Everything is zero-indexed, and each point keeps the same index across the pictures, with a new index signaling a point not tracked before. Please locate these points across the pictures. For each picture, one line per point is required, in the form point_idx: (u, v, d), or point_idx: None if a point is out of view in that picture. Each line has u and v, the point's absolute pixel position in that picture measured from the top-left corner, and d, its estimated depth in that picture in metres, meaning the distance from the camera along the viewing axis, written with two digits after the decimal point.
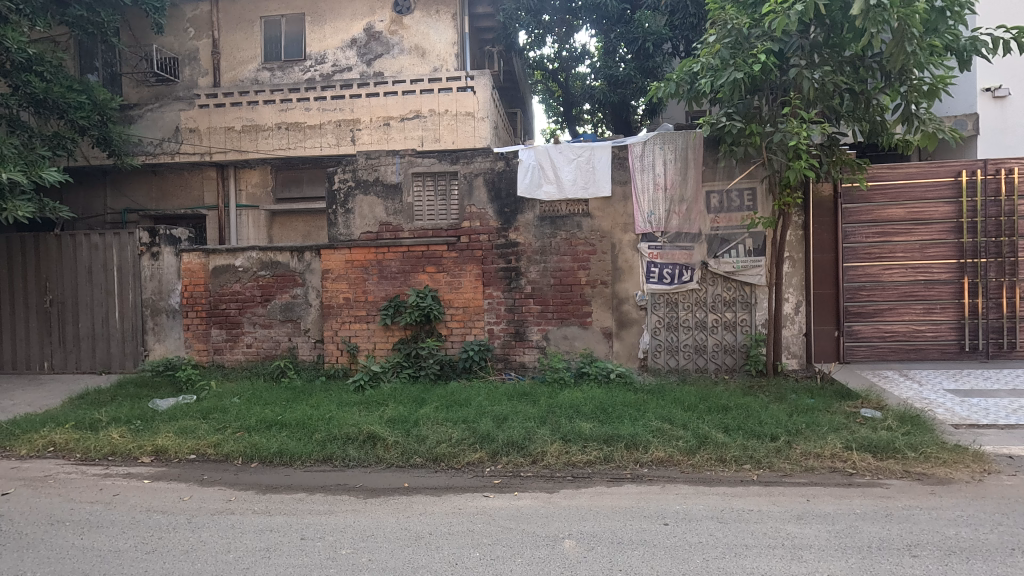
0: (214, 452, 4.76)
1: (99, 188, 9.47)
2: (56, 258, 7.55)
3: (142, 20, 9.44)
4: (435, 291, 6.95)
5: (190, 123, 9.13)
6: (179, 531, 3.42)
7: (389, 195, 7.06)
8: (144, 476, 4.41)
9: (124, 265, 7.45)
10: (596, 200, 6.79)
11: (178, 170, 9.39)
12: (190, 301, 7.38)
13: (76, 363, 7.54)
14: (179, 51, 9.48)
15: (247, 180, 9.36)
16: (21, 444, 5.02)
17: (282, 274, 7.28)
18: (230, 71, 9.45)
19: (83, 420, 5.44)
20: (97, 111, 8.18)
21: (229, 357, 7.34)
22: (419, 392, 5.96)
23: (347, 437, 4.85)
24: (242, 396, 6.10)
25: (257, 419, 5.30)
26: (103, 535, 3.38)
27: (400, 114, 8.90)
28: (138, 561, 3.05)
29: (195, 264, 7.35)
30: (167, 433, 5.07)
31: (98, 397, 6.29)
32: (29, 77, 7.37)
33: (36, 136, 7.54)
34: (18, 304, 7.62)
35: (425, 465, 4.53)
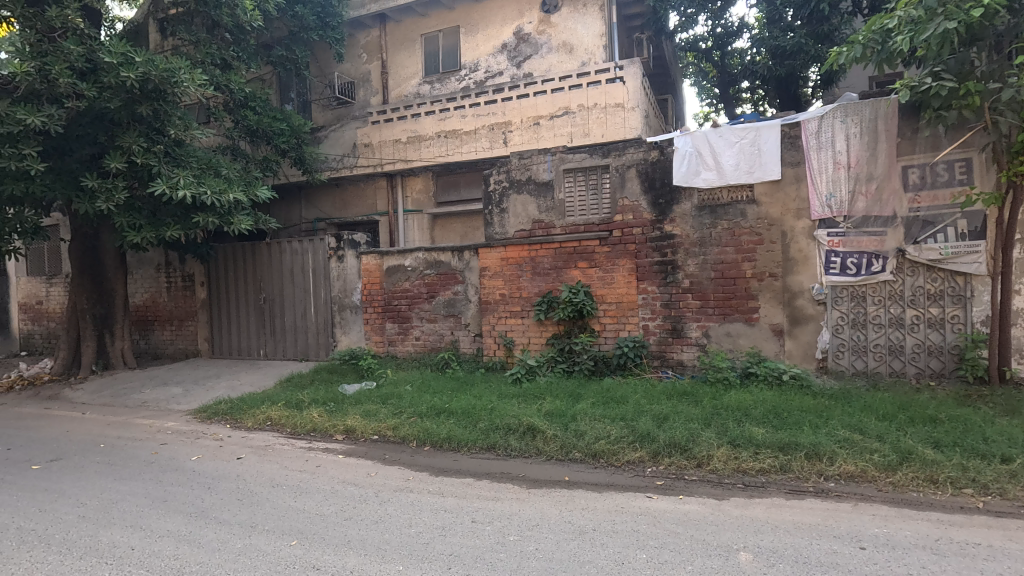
0: (393, 434, 5.28)
1: (296, 202, 10.96)
2: (268, 263, 8.97)
3: (326, 51, 10.76)
4: (588, 286, 6.93)
5: (365, 139, 10.22)
6: (369, 503, 3.84)
7: (541, 193, 7.20)
8: (339, 451, 5.04)
9: (318, 267, 8.59)
10: (763, 185, 6.21)
11: (356, 182, 10.50)
12: (369, 298, 8.28)
13: (283, 351, 8.88)
14: (355, 75, 10.65)
15: (412, 187, 10.17)
16: (248, 417, 6.06)
17: (446, 273, 7.82)
18: (397, 88, 10.38)
19: (291, 400, 6.38)
20: (294, 135, 9.48)
21: (401, 348, 8.08)
22: (575, 387, 6.01)
23: (508, 428, 5.06)
24: (413, 385, 6.68)
25: (427, 406, 5.77)
26: (310, 500, 3.93)
27: (549, 112, 9.03)
28: (338, 527, 3.48)
29: (372, 265, 8.23)
30: (355, 415, 5.75)
31: (301, 381, 7.34)
32: (246, 113, 8.84)
33: (251, 161, 9.10)
34: (242, 301, 9.23)
35: (585, 461, 4.54)
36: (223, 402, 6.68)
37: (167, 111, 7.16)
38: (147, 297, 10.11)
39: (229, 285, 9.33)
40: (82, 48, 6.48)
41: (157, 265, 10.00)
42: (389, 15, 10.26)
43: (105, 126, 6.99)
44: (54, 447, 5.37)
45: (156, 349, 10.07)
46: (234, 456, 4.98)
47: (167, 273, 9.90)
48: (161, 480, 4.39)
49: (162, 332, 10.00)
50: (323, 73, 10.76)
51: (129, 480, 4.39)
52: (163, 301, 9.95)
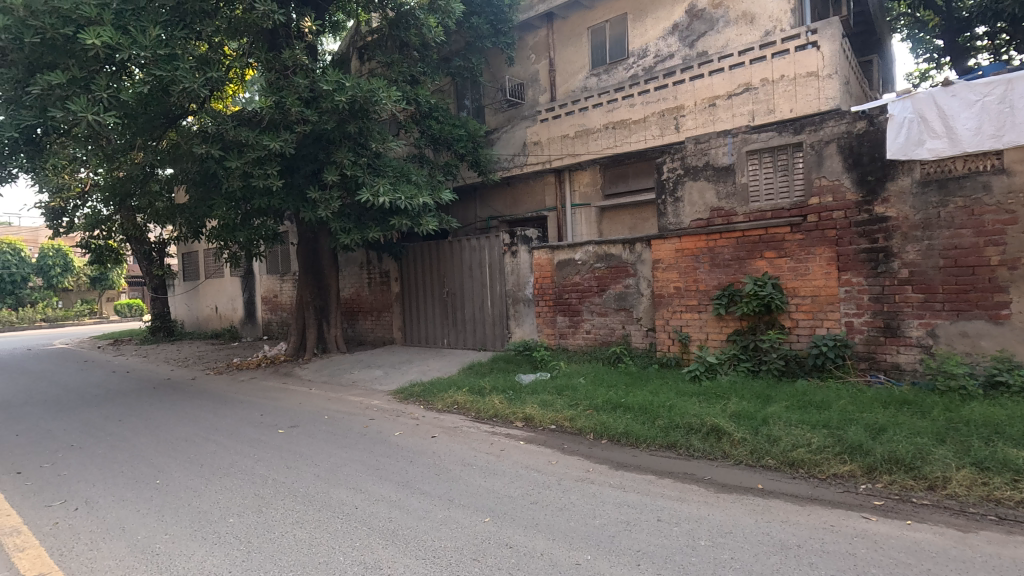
0: (570, 425, 5.38)
1: (473, 202, 11.70)
2: (450, 259, 9.75)
3: (498, 56, 11.30)
4: (776, 278, 6.29)
5: (534, 137, 10.48)
6: (552, 490, 3.96)
7: (721, 178, 6.72)
8: (521, 437, 5.28)
9: (494, 263, 9.09)
10: (1016, 151, 5.04)
11: (526, 179, 10.84)
12: (541, 292, 8.50)
13: (464, 341, 9.59)
14: (524, 76, 11.02)
15: (580, 181, 10.18)
16: (438, 400, 6.67)
17: (616, 266, 7.71)
18: (564, 84, 10.51)
19: (474, 386, 6.86)
20: (470, 140, 10.15)
21: (572, 341, 8.19)
22: (764, 388, 5.51)
23: (690, 427, 4.83)
24: (587, 377, 6.74)
25: (603, 399, 5.76)
26: (498, 481, 4.17)
27: (727, 91, 8.36)
28: (526, 509, 3.64)
29: (544, 259, 8.42)
30: (533, 404, 5.97)
31: (481, 369, 7.86)
32: (430, 122, 9.72)
33: (436, 167, 9.93)
34: (429, 295, 10.17)
35: (780, 469, 4.13)
36: (416, 385, 7.45)
37: (369, 127, 8.15)
38: (353, 292, 11.67)
39: (418, 280, 10.35)
40: (307, 81, 7.66)
41: (361, 263, 11.49)
42: (556, 13, 10.41)
43: (323, 145, 8.18)
44: (292, 415, 6.48)
45: (360, 337, 11.59)
46: (428, 434, 5.51)
47: (368, 269, 11.32)
48: (373, 450, 5.03)
49: (364, 322, 11.48)
50: (495, 78, 11.32)
51: (348, 448, 5.11)
52: (365, 295, 11.40)
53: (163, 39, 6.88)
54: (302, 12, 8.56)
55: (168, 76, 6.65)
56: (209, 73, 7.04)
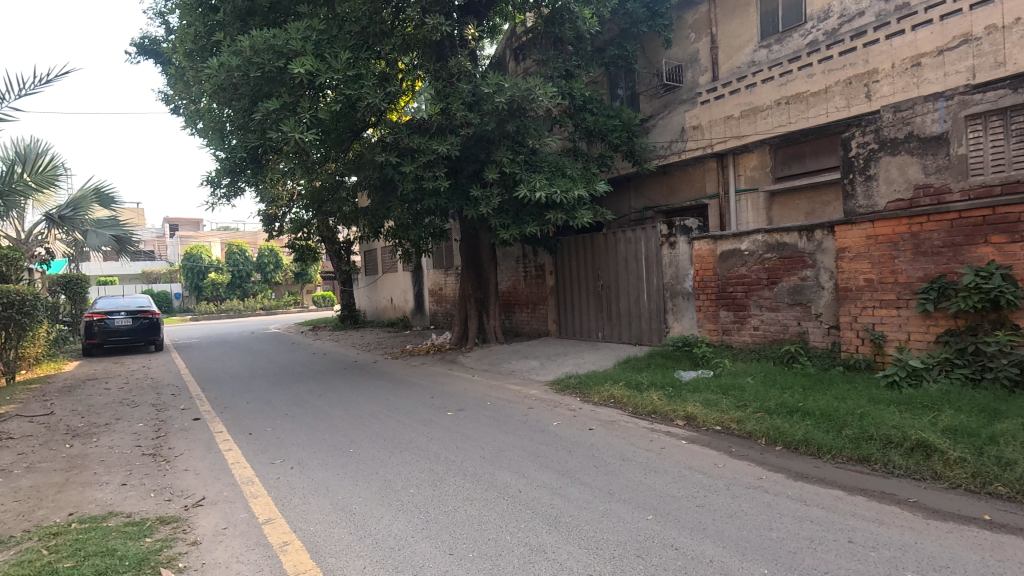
0: (739, 428, 5.01)
1: (626, 193, 11.38)
2: (605, 252, 9.65)
3: (654, 40, 10.85)
4: (1008, 268, 5.17)
5: (694, 121, 9.85)
6: (720, 495, 3.73)
7: (928, 150, 5.70)
8: (682, 437, 5.05)
9: (651, 255, 8.80)
10: None
11: (684, 166, 10.27)
12: (701, 285, 7.98)
13: (619, 335, 9.45)
14: (683, 57, 10.41)
15: (746, 165, 9.36)
16: (594, 393, 6.65)
17: (791, 256, 6.97)
18: (728, 60, 9.71)
19: (631, 381, 6.74)
20: (625, 129, 9.94)
21: (737, 338, 7.60)
22: (990, 400, 4.57)
23: (887, 439, 4.20)
24: (756, 377, 6.21)
25: (776, 402, 5.27)
26: (660, 480, 4.05)
27: (937, 46, 7.06)
28: (692, 512, 3.47)
29: (705, 250, 7.90)
30: (695, 403, 5.67)
31: (637, 364, 7.68)
32: (585, 115, 9.72)
33: (590, 159, 9.91)
34: (583, 288, 10.20)
35: (1015, 499, 3.41)
36: (572, 377, 7.54)
37: (526, 125, 8.40)
38: (509, 285, 12.16)
39: (572, 274, 10.44)
40: (470, 86, 8.14)
41: (517, 257, 11.92)
42: None
43: (484, 145, 8.62)
44: (459, 400, 6.97)
45: (516, 328, 12.04)
46: (586, 426, 5.55)
47: (524, 263, 11.70)
48: (533, 438, 5.20)
49: (521, 314, 11.89)
50: (650, 62, 10.88)
51: (510, 434, 5.35)
52: (521, 288, 11.80)
53: (351, 61, 7.80)
54: (464, 21, 9.09)
55: (355, 94, 7.53)
56: (387, 88, 7.82)
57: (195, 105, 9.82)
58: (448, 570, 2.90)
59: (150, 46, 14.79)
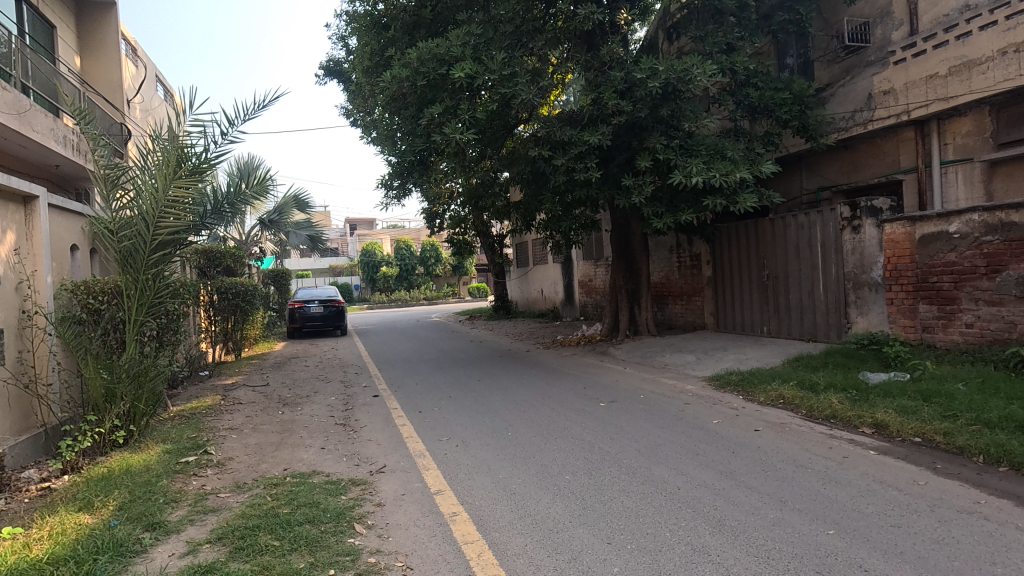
0: (946, 441, 4.28)
1: (796, 172, 10.27)
2: (772, 238, 8.83)
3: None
4: None
5: (884, 85, 8.53)
6: (922, 516, 3.22)
7: None
8: (870, 447, 4.45)
9: (828, 241, 7.84)
10: None
11: (871, 138, 8.95)
12: (894, 274, 6.89)
13: (788, 330, 8.60)
14: (870, 13, 9.02)
15: (956, 131, 7.84)
16: (759, 392, 6.15)
17: (1022, 238, 5.72)
18: (931, 9, 8.19)
19: (804, 381, 6.09)
20: (797, 102, 8.98)
21: (942, 337, 6.45)
22: None
23: None
24: (970, 383, 5.22)
25: (1000, 415, 4.40)
26: (843, 492, 3.61)
27: None
28: (884, 531, 3.06)
29: (899, 234, 6.81)
30: (886, 409, 4.96)
31: (811, 362, 6.92)
32: (748, 91, 8.95)
33: (754, 139, 9.13)
34: (746, 278, 9.45)
35: None
36: (733, 374, 7.05)
37: (682, 108, 8.00)
38: (662, 276, 11.71)
39: (733, 263, 9.73)
40: (622, 73, 7.97)
41: (671, 247, 11.43)
42: None
43: (637, 132, 8.39)
44: (611, 391, 6.92)
45: (670, 321, 11.56)
46: (751, 427, 5.16)
47: (679, 253, 11.18)
48: (691, 435, 4.97)
49: (675, 306, 11.39)
50: (828, 24, 9.63)
51: (666, 430, 5.18)
52: (676, 279, 11.30)
53: (506, 61, 8.10)
54: (616, 5, 8.92)
55: (510, 92, 7.79)
56: (540, 83, 7.97)
57: (370, 116, 10.98)
58: (606, 558, 2.91)
59: (335, 67, 16.87)
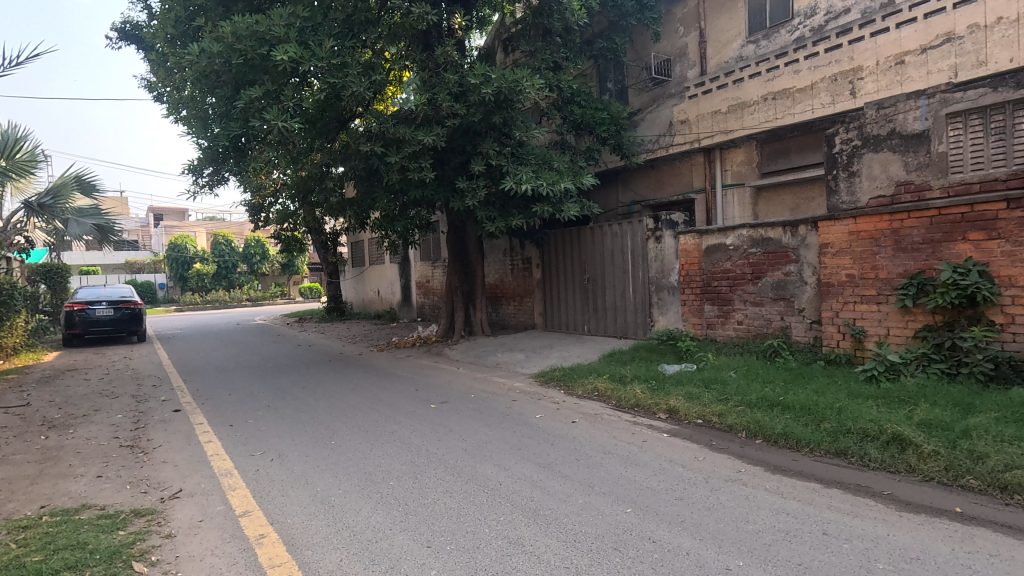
0: (719, 421, 5.06)
1: (614, 186, 11.37)
2: (592, 245, 9.66)
3: (643, 34, 10.81)
4: (985, 264, 5.20)
5: (682, 115, 9.85)
6: (699, 488, 3.76)
7: (910, 147, 5.68)
8: (664, 430, 5.08)
9: (637, 249, 8.80)
10: None
11: (672, 160, 10.26)
12: (687, 279, 8.03)
13: (604, 328, 9.48)
14: (671, 52, 10.35)
15: (733, 160, 9.35)
16: (578, 386, 6.67)
17: (775, 251, 7.01)
18: (716, 55, 9.67)
19: (615, 374, 6.76)
20: (613, 123, 9.92)
21: (721, 332, 7.65)
22: (963, 395, 4.65)
23: (865, 434, 4.26)
24: (739, 371, 6.27)
25: (757, 397, 5.33)
26: (640, 473, 4.06)
27: (920, 44, 7.07)
28: (670, 504, 3.50)
29: (691, 245, 7.94)
30: (677, 396, 5.72)
31: (621, 357, 7.71)
32: (573, 108, 9.67)
33: (577, 152, 9.88)
34: (570, 281, 10.21)
35: (985, 492, 3.46)
36: (556, 370, 7.56)
37: (513, 117, 8.33)
38: (496, 278, 12.14)
39: (559, 267, 10.44)
40: (456, 77, 8.05)
41: (505, 250, 11.90)
42: None
43: (471, 137, 8.56)
44: (443, 392, 6.96)
45: (503, 321, 12.02)
46: (569, 419, 5.56)
47: (512, 256, 11.68)
48: (515, 431, 5.20)
49: (508, 306, 11.88)
50: (639, 57, 10.81)
51: (493, 427, 5.34)
52: (509, 281, 11.78)
53: (336, 50, 7.70)
54: (452, 10, 9.00)
55: (340, 82, 7.40)
56: (373, 77, 7.70)
57: (177, 92, 9.64)
58: (425, 562, 2.89)
59: (132, 31, 14.49)
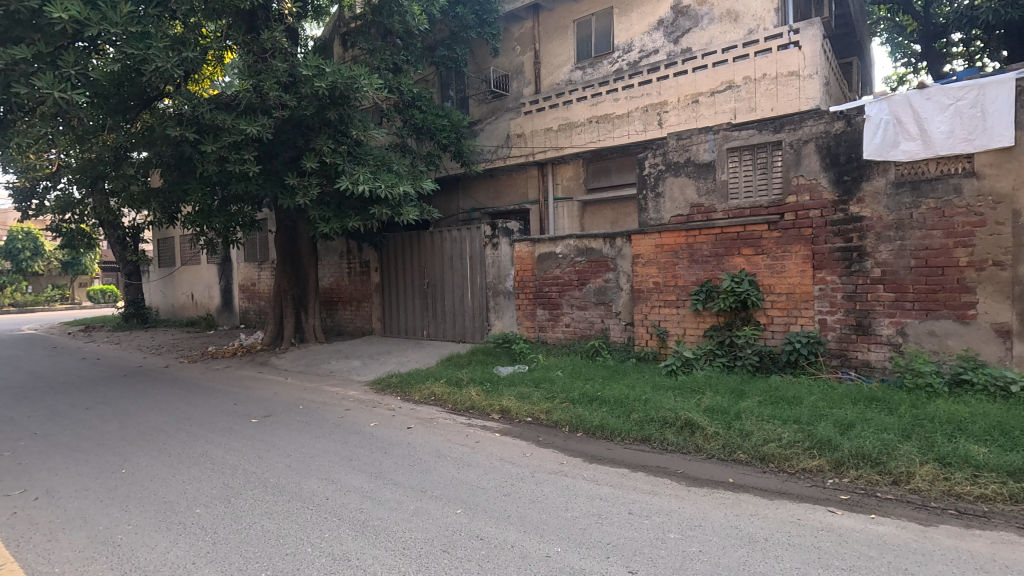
0: (547, 418, 5.40)
1: (454, 192, 11.55)
2: (431, 250, 9.68)
3: (482, 47, 11.16)
4: (753, 275, 6.30)
5: (518, 130, 10.39)
6: (525, 482, 3.97)
7: (701, 175, 6.66)
8: (497, 430, 5.27)
9: (475, 255, 9.03)
10: (986, 155, 5.09)
11: (509, 171, 10.74)
12: (521, 285, 8.47)
13: (444, 332, 9.54)
14: (509, 68, 10.84)
15: (563, 175, 10.09)
16: (415, 391, 6.62)
17: (597, 260, 7.71)
18: (549, 76, 10.36)
19: (451, 378, 6.84)
20: (454, 130, 10.05)
21: (551, 335, 8.19)
22: (737, 383, 5.57)
23: (664, 421, 4.88)
24: (565, 370, 6.76)
25: (579, 393, 5.80)
26: (473, 473, 4.16)
27: (710, 88, 8.35)
28: (499, 501, 3.64)
29: (525, 252, 8.40)
30: (509, 397, 5.98)
31: (459, 361, 7.83)
32: (413, 112, 9.61)
33: (417, 157, 9.83)
34: (409, 286, 10.10)
35: (751, 463, 4.18)
36: (393, 376, 7.41)
37: (350, 115, 8.00)
38: (332, 281, 11.54)
39: (398, 271, 10.27)
40: (285, 65, 7.48)
41: (341, 252, 11.37)
42: (542, 4, 10.24)
43: (303, 131, 8.03)
44: (267, 405, 6.39)
45: (339, 327, 11.46)
46: (404, 426, 5.48)
47: (348, 259, 11.20)
48: (347, 441, 4.98)
49: (344, 311, 11.36)
50: (480, 69, 11.14)
51: (322, 439, 5.05)
52: (345, 285, 11.28)
53: (136, 16, 6.67)
54: None
55: (140, 54, 6.42)
56: (184, 54, 6.82)
57: None
58: None
59: None
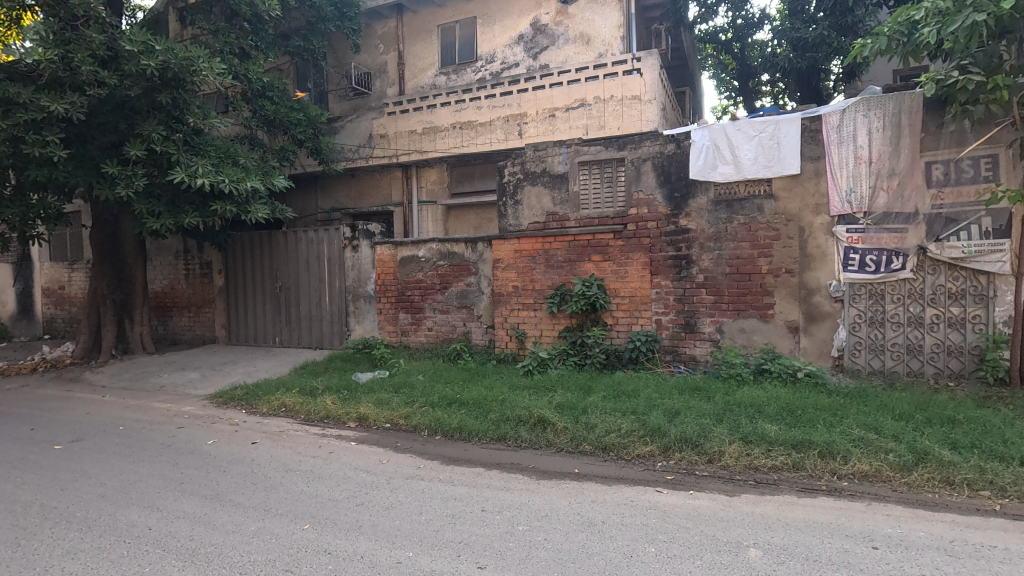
0: (406, 423, 5.34)
1: (312, 191, 10.95)
2: (284, 250, 9.06)
3: (343, 42, 10.74)
4: (601, 280, 6.83)
5: (381, 130, 10.16)
6: (380, 490, 3.89)
7: (556, 185, 7.08)
8: (353, 438, 5.10)
9: (333, 257, 8.64)
10: (781, 180, 6.07)
11: (372, 171, 10.45)
12: (383, 289, 8.29)
13: (298, 338, 8.98)
14: (371, 65, 10.56)
15: (427, 178, 10.07)
16: (264, 403, 6.15)
17: (459, 264, 7.80)
18: (412, 79, 10.27)
19: (305, 387, 6.47)
20: (311, 125, 9.52)
21: (413, 339, 8.11)
22: (586, 380, 6.00)
23: (519, 419, 5.09)
24: (426, 374, 6.75)
25: (440, 396, 5.83)
26: (324, 486, 3.98)
27: (565, 104, 8.90)
28: (350, 512, 3.53)
29: (386, 255, 8.23)
30: (367, 403, 5.82)
31: (315, 368, 7.44)
32: (263, 103, 8.94)
33: (269, 151, 9.16)
34: (259, 289, 9.35)
35: (595, 453, 4.54)
36: (238, 388, 6.81)
37: (186, 99, 7.21)
38: (166, 284, 10.28)
39: (246, 273, 9.46)
40: (103, 36, 6.52)
41: (177, 252, 10.17)
42: (406, 5, 10.14)
43: (126, 114, 7.07)
44: (77, 428, 5.50)
45: (174, 335, 10.23)
46: (248, 441, 5.07)
47: (186, 259, 10.06)
48: (178, 463, 4.47)
49: (180, 318, 10.17)
50: (340, 64, 10.71)
51: (148, 462, 4.48)
52: (182, 288, 10.11)
53: None
54: None
55: None
56: None
57: None
58: None
59: None
